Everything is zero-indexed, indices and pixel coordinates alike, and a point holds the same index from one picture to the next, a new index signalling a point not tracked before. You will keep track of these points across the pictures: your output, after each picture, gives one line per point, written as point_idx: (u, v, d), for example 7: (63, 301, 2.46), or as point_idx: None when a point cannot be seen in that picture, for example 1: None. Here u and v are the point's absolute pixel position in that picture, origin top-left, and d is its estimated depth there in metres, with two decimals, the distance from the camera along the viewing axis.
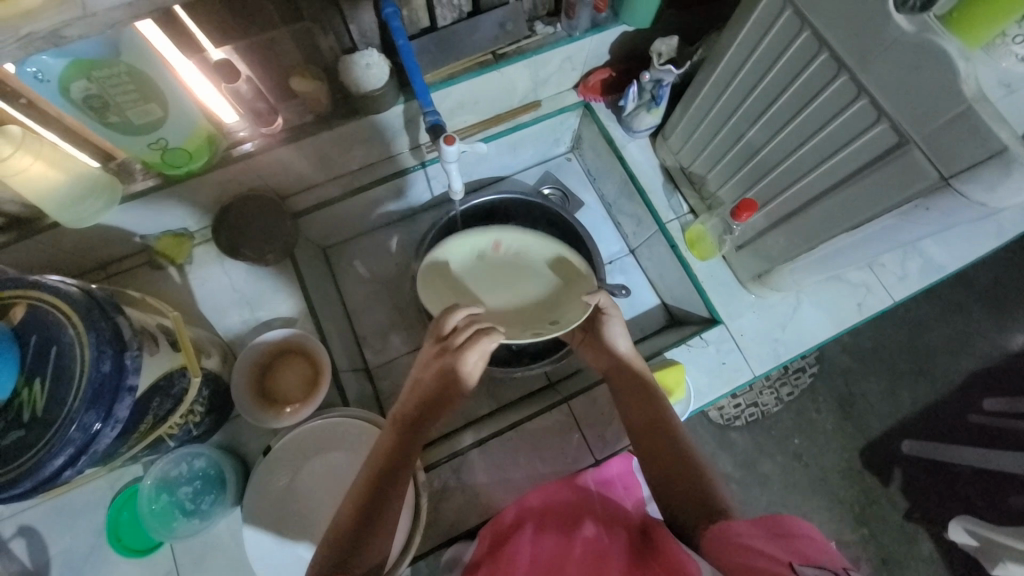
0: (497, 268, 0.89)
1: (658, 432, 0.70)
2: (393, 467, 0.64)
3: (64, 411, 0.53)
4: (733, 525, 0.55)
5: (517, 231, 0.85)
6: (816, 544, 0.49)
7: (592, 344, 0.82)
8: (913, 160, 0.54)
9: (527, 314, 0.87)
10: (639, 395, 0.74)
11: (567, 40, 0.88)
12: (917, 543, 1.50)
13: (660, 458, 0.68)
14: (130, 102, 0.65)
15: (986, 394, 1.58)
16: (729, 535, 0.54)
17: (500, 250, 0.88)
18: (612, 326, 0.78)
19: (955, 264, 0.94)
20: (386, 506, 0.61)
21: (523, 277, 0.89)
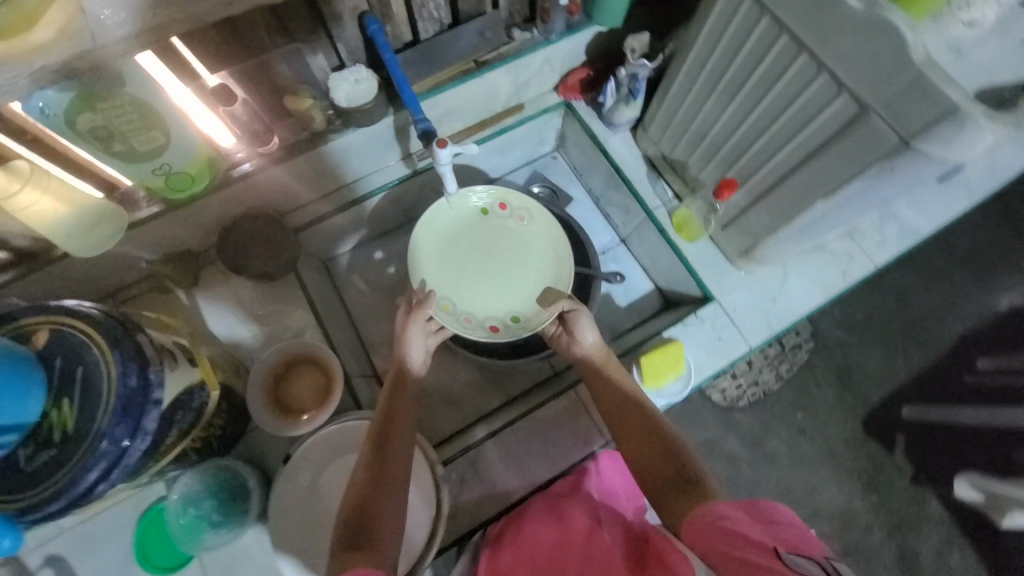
0: (496, 230, 0.96)
1: (630, 408, 0.75)
2: (377, 469, 0.67)
3: (95, 427, 0.55)
4: (714, 505, 0.58)
5: (525, 197, 0.96)
6: (792, 529, 0.54)
7: (564, 339, 0.87)
8: (874, 126, 0.58)
9: (504, 294, 0.93)
10: (610, 378, 0.79)
11: (544, 43, 0.92)
12: (927, 506, 1.53)
13: (640, 433, 0.72)
14: (134, 131, 0.68)
15: (978, 354, 1.62)
16: (710, 514, 0.57)
17: (503, 210, 0.96)
18: (580, 322, 0.84)
19: (930, 226, 0.99)
20: (380, 503, 0.64)
21: (515, 246, 0.96)
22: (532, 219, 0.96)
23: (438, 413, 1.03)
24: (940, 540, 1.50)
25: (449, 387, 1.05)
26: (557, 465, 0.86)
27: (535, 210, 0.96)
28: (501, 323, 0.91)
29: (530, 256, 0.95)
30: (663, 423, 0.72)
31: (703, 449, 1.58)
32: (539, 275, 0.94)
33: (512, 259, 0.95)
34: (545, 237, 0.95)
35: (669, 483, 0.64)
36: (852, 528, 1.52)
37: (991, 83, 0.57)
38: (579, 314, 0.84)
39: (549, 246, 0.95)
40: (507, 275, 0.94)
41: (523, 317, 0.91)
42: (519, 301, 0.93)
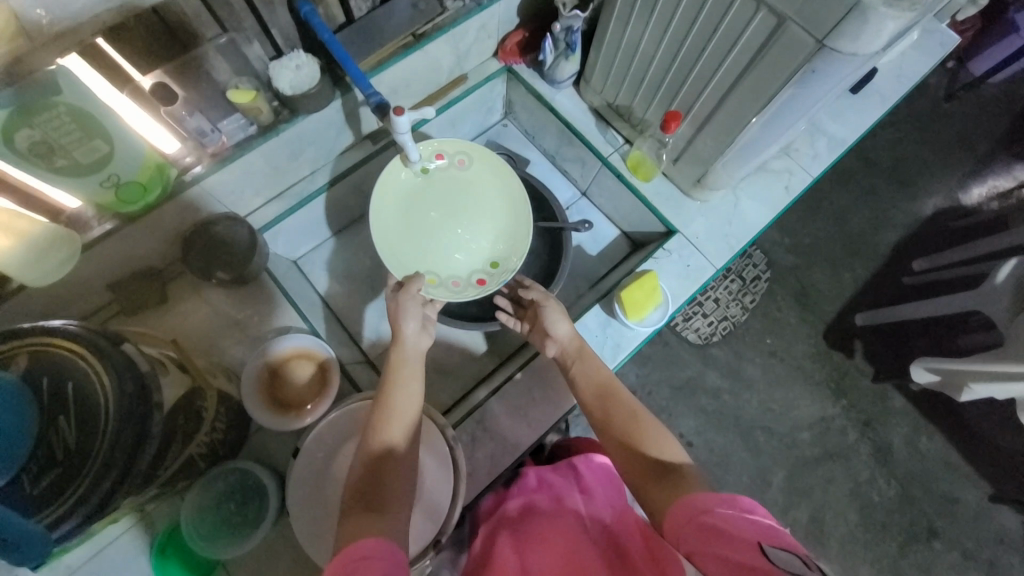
0: (442, 183, 0.99)
1: (608, 393, 0.79)
2: (378, 469, 0.66)
3: (100, 437, 0.55)
4: (697, 496, 0.58)
5: (459, 142, 0.98)
6: (772, 525, 0.53)
7: (536, 329, 0.90)
8: (794, 33, 0.63)
9: (474, 246, 1.00)
10: (586, 363, 0.83)
11: (478, 8, 0.94)
12: (889, 399, 1.69)
13: (617, 420, 0.75)
14: (76, 142, 0.66)
15: (914, 256, 1.78)
16: (693, 505, 0.57)
17: (442, 160, 0.98)
18: (550, 312, 0.87)
19: (855, 134, 1.09)
20: (384, 500, 0.63)
21: (464, 192, 1.01)
22: (472, 161, 1.00)
23: (437, 387, 1.05)
24: (906, 427, 1.66)
25: (444, 360, 1.07)
26: (561, 408, 0.90)
27: (470, 149, 0.99)
28: (485, 274, 0.99)
29: (486, 201, 1.01)
30: (639, 410, 0.77)
31: (689, 387, 1.67)
32: (497, 215, 1.01)
33: (467, 207, 1.01)
34: (497, 180, 1.01)
35: (650, 465, 0.68)
36: (830, 432, 1.65)
37: None
38: (550, 304, 0.88)
39: (510, 187, 1.00)
40: (474, 225, 1.00)
41: (501, 260, 0.99)
42: (494, 248, 1.01)
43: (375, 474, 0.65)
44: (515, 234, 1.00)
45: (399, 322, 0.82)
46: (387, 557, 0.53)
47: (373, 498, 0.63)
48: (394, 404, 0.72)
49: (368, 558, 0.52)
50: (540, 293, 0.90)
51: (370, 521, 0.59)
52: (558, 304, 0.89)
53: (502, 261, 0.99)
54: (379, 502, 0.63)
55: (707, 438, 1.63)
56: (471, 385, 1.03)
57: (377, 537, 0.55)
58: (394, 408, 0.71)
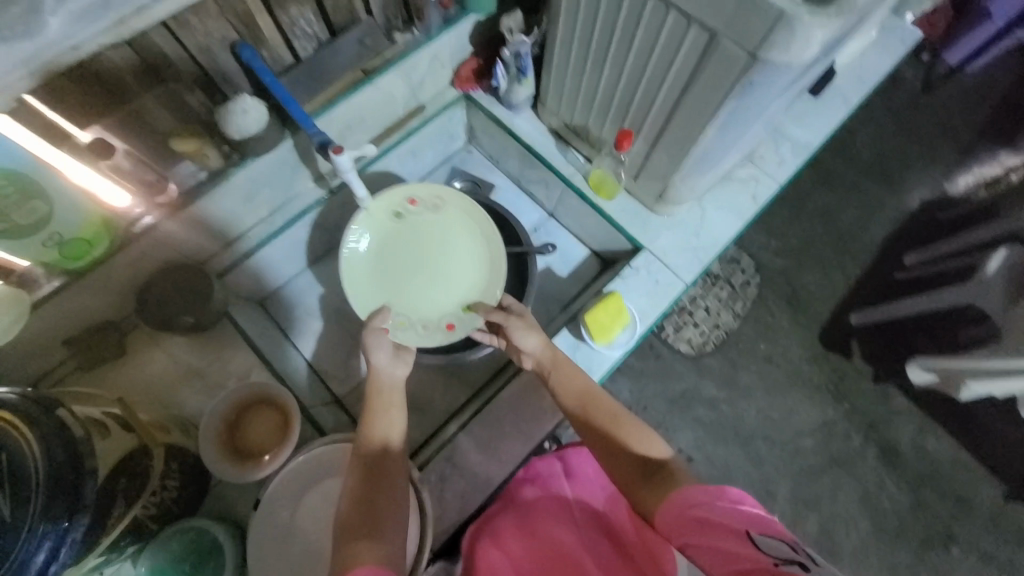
0: (415, 226, 0.99)
1: (588, 403, 0.76)
2: (365, 501, 0.64)
3: (27, 513, 0.52)
4: (683, 491, 0.59)
5: (432, 186, 0.98)
6: (760, 513, 0.54)
7: (510, 345, 0.87)
8: (726, 48, 0.62)
9: (446, 289, 0.98)
10: (561, 374, 0.81)
11: (426, 40, 0.95)
12: (892, 400, 1.63)
13: (597, 424, 0.74)
14: (14, 206, 0.65)
15: (903, 251, 1.75)
16: (681, 502, 0.58)
17: (415, 205, 0.99)
18: (515, 330, 0.84)
19: (820, 138, 1.07)
20: (375, 529, 0.61)
21: (437, 233, 1.00)
22: (445, 204, 1.00)
23: (409, 423, 1.02)
24: (912, 428, 1.61)
25: (416, 394, 1.05)
26: (534, 438, 0.88)
27: (443, 194, 1.00)
28: (455, 318, 0.96)
29: (458, 242, 1.00)
30: (622, 414, 0.74)
31: (684, 400, 1.63)
32: (471, 256, 0.99)
33: (439, 248, 0.99)
34: (469, 218, 1.00)
35: (634, 470, 0.66)
36: (834, 437, 1.60)
37: None
38: (510, 321, 0.85)
39: (485, 228, 0.99)
40: (442, 266, 0.98)
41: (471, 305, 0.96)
42: (464, 290, 0.98)
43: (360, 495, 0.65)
44: (489, 277, 0.98)
45: (372, 353, 0.81)
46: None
47: (364, 526, 0.61)
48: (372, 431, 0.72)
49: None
50: (500, 314, 0.87)
51: (361, 543, 0.58)
52: (524, 318, 0.86)
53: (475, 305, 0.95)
54: (373, 530, 0.61)
55: (707, 452, 1.58)
56: (443, 419, 1.01)
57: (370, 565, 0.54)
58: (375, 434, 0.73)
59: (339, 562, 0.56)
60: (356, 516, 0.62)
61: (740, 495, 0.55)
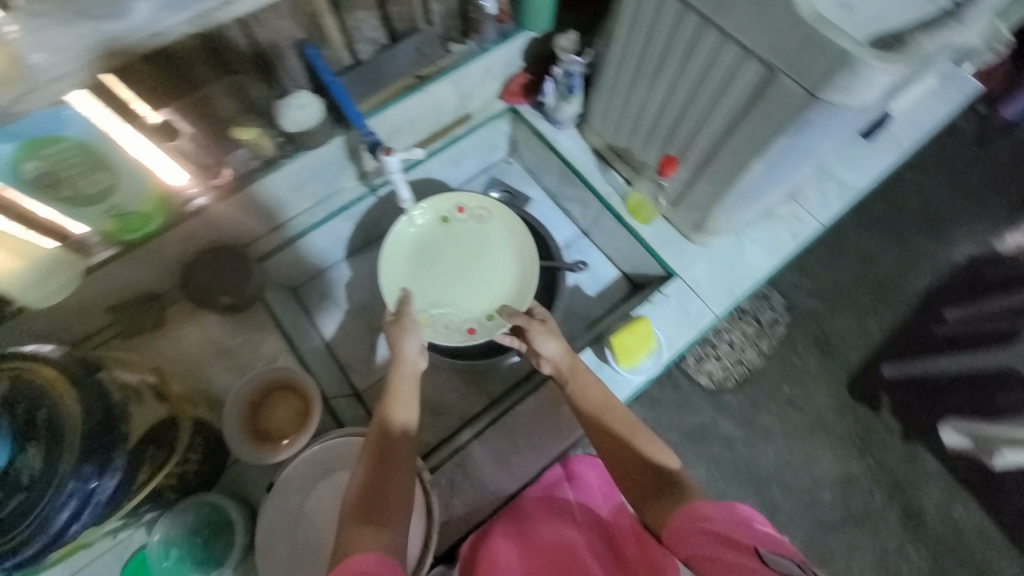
0: (457, 233, 1.01)
1: (604, 412, 0.75)
2: (375, 487, 0.64)
3: (60, 469, 0.55)
4: (697, 505, 0.59)
5: (482, 198, 1.00)
6: (771, 533, 0.54)
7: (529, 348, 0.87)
8: (783, 84, 0.62)
9: (475, 296, 0.99)
10: (578, 381, 0.80)
11: (481, 52, 0.96)
12: (920, 460, 1.56)
13: (613, 434, 0.73)
14: (81, 175, 0.69)
15: (944, 305, 1.68)
16: (691, 515, 0.59)
17: (462, 213, 1.01)
18: (536, 335, 0.84)
19: (868, 181, 1.05)
20: (383, 516, 0.61)
21: (477, 243, 1.01)
22: (492, 216, 1.02)
23: (424, 425, 1.02)
24: (939, 492, 1.53)
25: (433, 398, 1.05)
26: (547, 455, 0.87)
27: (491, 206, 1.02)
28: (477, 323, 0.97)
29: (494, 253, 1.01)
30: (637, 426, 0.73)
31: (700, 435, 1.59)
32: (504, 269, 1.00)
33: (476, 257, 1.01)
34: (509, 233, 1.01)
35: (648, 481, 0.66)
36: (854, 492, 1.53)
37: (880, 30, 0.60)
38: (532, 326, 0.84)
39: (524, 246, 1.00)
40: (473, 272, 1.00)
41: (496, 313, 0.97)
42: (491, 298, 0.99)
43: (371, 478, 0.65)
44: (517, 287, 0.99)
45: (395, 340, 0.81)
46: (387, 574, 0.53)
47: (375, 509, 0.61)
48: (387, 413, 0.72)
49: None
50: (522, 318, 0.86)
51: (371, 531, 0.58)
52: (546, 324, 0.86)
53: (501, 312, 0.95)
54: (383, 515, 0.61)
55: (719, 491, 1.54)
56: (458, 425, 1.01)
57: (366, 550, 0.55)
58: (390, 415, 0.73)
59: (347, 547, 0.57)
60: (366, 500, 0.62)
61: (751, 514, 0.56)
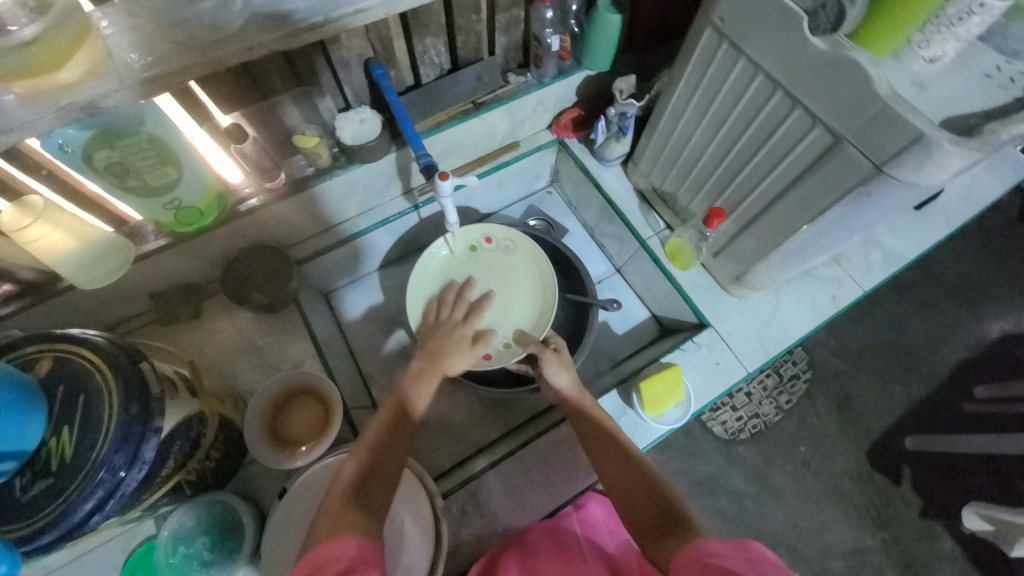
0: (484, 262, 1.01)
1: (610, 446, 0.73)
2: (368, 471, 0.62)
3: (93, 456, 0.55)
4: (704, 542, 0.53)
5: (508, 229, 1.01)
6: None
7: (540, 377, 0.88)
8: (849, 154, 0.62)
9: (494, 323, 0.96)
10: (585, 416, 0.78)
11: (538, 85, 0.99)
12: (937, 540, 1.49)
13: (618, 465, 0.70)
14: (149, 167, 0.70)
15: (975, 382, 1.63)
16: (697, 551, 0.52)
17: (489, 243, 1.01)
18: (548, 364, 0.85)
19: (913, 251, 1.03)
20: (367, 499, 0.58)
21: (503, 274, 1.00)
22: (518, 249, 1.01)
23: (437, 446, 1.01)
24: None
25: (449, 419, 1.05)
26: (562, 495, 0.86)
27: (517, 238, 1.02)
28: (495, 350, 0.94)
29: (518, 285, 1.00)
30: (643, 463, 0.70)
31: (708, 485, 1.54)
32: (526, 298, 0.99)
33: (501, 287, 1.00)
34: (536, 264, 1.00)
35: (653, 517, 0.62)
36: (865, 567, 1.46)
37: (953, 113, 0.60)
38: (545, 353, 0.86)
39: (547, 276, 0.99)
40: (495, 298, 0.97)
41: (512, 342, 0.94)
42: (508, 326, 0.96)
43: (371, 466, 0.62)
44: (537, 317, 0.97)
45: (442, 349, 0.83)
46: (369, 557, 0.50)
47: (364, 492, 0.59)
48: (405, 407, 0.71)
49: (355, 564, 0.49)
50: (535, 346, 0.88)
51: (359, 513, 0.55)
52: (560, 355, 0.87)
53: (515, 342, 0.93)
54: (370, 499, 0.59)
55: None
56: (473, 451, 1.00)
57: (345, 534, 0.51)
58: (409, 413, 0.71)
59: (329, 520, 0.54)
60: (357, 484, 0.60)
61: (765, 555, 0.49)
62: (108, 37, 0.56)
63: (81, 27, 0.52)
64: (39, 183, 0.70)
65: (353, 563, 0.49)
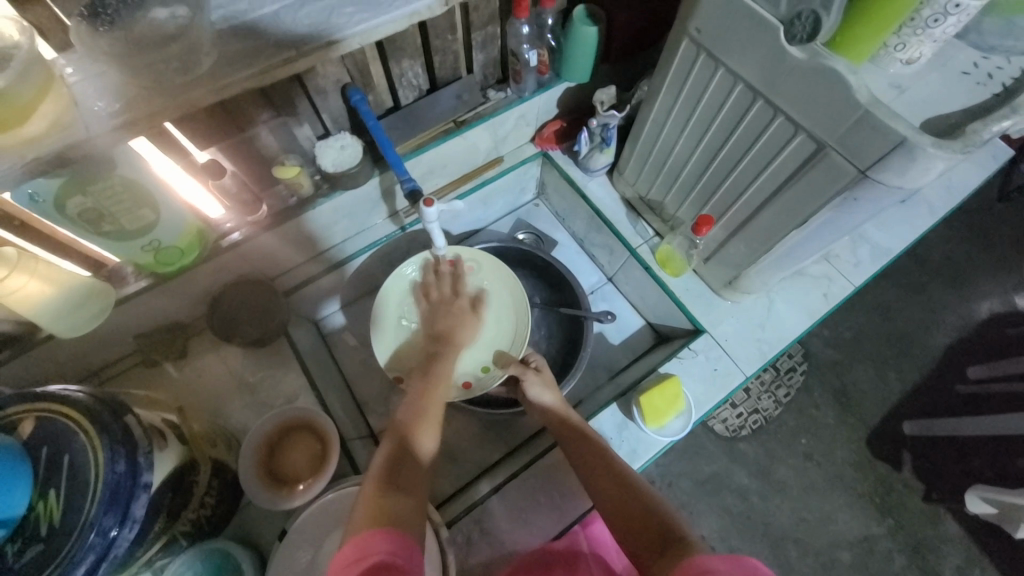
0: None
1: (602, 466, 0.71)
2: (396, 466, 0.63)
3: (82, 519, 0.53)
4: (699, 558, 0.51)
5: (472, 250, 0.99)
6: None
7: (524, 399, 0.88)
8: (833, 161, 0.62)
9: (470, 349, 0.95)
10: (575, 436, 0.77)
11: (518, 100, 0.98)
12: (941, 524, 1.50)
13: (611, 483, 0.68)
14: (126, 210, 0.68)
15: (967, 363, 1.64)
16: (693, 566, 0.50)
17: (454, 265, 0.99)
18: (531, 385, 0.85)
19: (899, 244, 1.04)
20: (401, 495, 0.59)
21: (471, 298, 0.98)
22: (482, 270, 0.99)
23: (438, 471, 1.00)
24: (960, 558, 1.47)
25: (448, 442, 1.03)
26: (569, 514, 0.84)
27: (482, 258, 1.00)
28: (473, 377, 0.94)
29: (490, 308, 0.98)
30: (635, 479, 0.68)
31: (713, 484, 1.54)
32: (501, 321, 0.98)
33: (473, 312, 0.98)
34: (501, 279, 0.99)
35: (648, 535, 0.60)
36: (873, 555, 1.47)
37: (933, 115, 0.60)
38: (527, 375, 0.86)
39: (518, 296, 0.98)
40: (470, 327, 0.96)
41: (493, 365, 0.94)
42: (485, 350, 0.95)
43: (400, 460, 0.64)
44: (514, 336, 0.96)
45: (449, 327, 0.85)
46: (405, 556, 0.51)
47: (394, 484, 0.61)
48: (405, 420, 0.69)
49: (393, 559, 0.50)
50: (518, 367, 0.87)
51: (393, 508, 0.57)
52: (541, 373, 0.87)
53: (495, 365, 0.94)
54: (404, 491, 0.60)
55: (732, 545, 1.48)
56: (476, 473, 0.98)
57: (383, 528, 0.53)
58: (411, 423, 0.69)
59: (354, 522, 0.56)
60: (386, 480, 0.61)
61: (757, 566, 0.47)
62: (74, 85, 0.54)
63: (43, 76, 0.49)
64: (12, 234, 0.68)
65: (390, 557, 0.50)
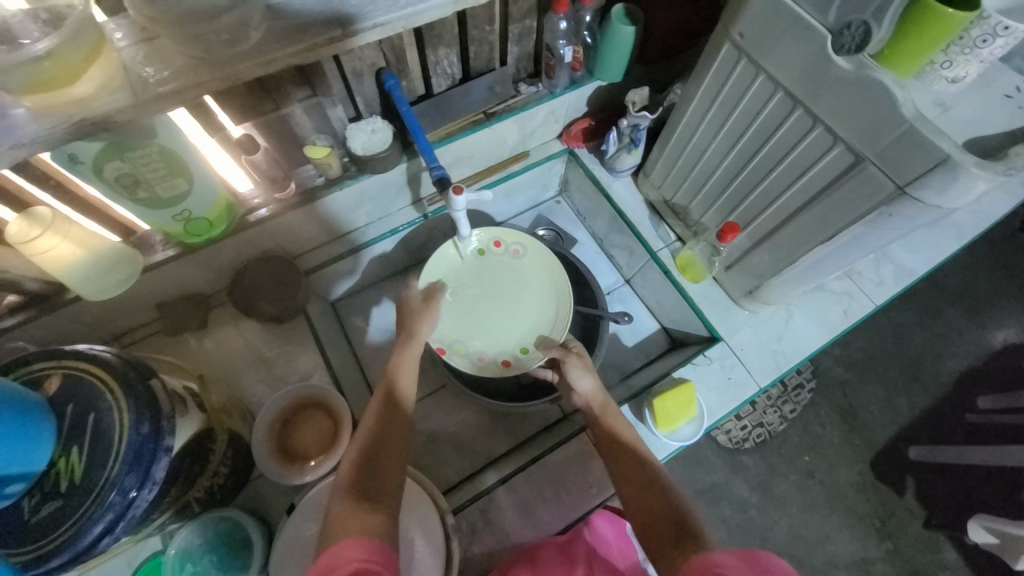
0: (496, 266, 1.01)
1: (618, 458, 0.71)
2: (384, 426, 0.65)
3: (104, 477, 0.54)
4: (710, 554, 0.51)
5: (518, 233, 1.00)
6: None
7: (562, 381, 0.85)
8: (871, 175, 0.61)
9: (508, 332, 0.97)
10: (601, 426, 0.76)
11: (549, 96, 0.98)
12: (940, 552, 1.48)
13: (633, 478, 0.67)
14: (160, 178, 0.69)
15: (978, 392, 1.62)
16: (703, 563, 0.50)
17: (499, 247, 1.01)
18: (572, 367, 0.82)
19: (924, 266, 1.02)
20: (381, 462, 0.61)
21: (513, 279, 1.00)
22: (527, 252, 1.01)
23: (444, 459, 1.00)
24: None
25: (456, 431, 1.04)
26: (574, 510, 0.85)
27: (528, 243, 1.01)
28: (512, 357, 0.95)
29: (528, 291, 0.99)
30: (655, 472, 0.67)
31: (711, 495, 1.54)
32: (537, 305, 0.99)
33: (514, 292, 0.99)
34: (545, 263, 1.00)
35: (661, 526, 0.59)
36: None
37: (975, 135, 0.60)
38: (569, 358, 0.83)
39: (557, 280, 0.99)
40: (506, 310, 0.98)
41: (532, 348, 0.95)
42: (525, 334, 0.97)
43: (382, 429, 0.64)
44: (553, 321, 0.97)
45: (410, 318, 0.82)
46: (381, 561, 0.49)
47: (377, 447, 0.62)
48: (390, 375, 0.72)
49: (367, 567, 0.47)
50: (559, 351, 0.85)
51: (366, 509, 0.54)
52: (583, 358, 0.84)
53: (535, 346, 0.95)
54: (386, 458, 0.62)
55: None
56: (482, 465, 0.99)
57: (360, 536, 0.50)
58: (396, 379, 0.72)
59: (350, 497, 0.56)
60: (368, 448, 0.62)
61: (771, 561, 0.47)
62: (123, 51, 0.54)
63: (96, 40, 0.50)
64: (47, 194, 0.69)
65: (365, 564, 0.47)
